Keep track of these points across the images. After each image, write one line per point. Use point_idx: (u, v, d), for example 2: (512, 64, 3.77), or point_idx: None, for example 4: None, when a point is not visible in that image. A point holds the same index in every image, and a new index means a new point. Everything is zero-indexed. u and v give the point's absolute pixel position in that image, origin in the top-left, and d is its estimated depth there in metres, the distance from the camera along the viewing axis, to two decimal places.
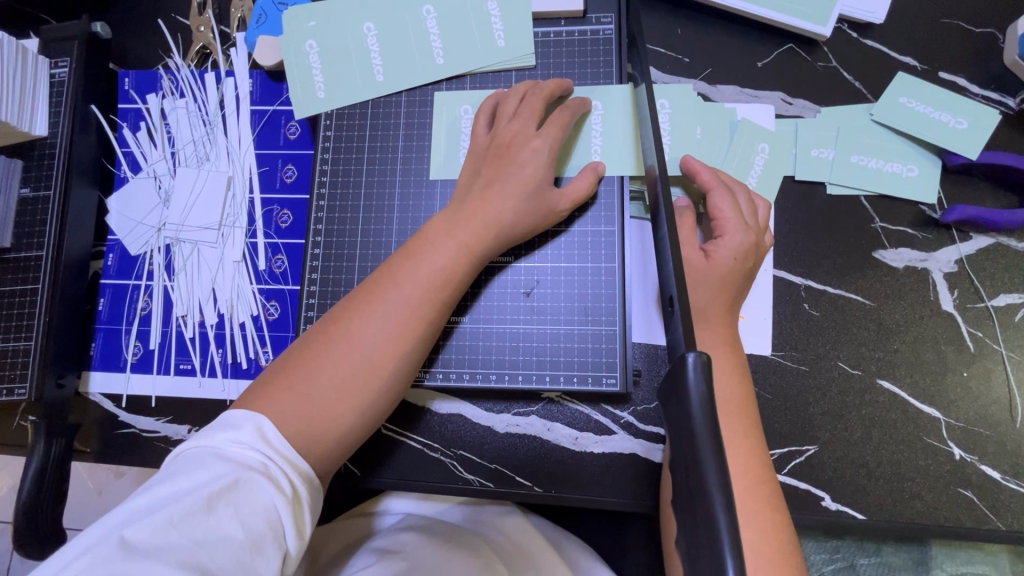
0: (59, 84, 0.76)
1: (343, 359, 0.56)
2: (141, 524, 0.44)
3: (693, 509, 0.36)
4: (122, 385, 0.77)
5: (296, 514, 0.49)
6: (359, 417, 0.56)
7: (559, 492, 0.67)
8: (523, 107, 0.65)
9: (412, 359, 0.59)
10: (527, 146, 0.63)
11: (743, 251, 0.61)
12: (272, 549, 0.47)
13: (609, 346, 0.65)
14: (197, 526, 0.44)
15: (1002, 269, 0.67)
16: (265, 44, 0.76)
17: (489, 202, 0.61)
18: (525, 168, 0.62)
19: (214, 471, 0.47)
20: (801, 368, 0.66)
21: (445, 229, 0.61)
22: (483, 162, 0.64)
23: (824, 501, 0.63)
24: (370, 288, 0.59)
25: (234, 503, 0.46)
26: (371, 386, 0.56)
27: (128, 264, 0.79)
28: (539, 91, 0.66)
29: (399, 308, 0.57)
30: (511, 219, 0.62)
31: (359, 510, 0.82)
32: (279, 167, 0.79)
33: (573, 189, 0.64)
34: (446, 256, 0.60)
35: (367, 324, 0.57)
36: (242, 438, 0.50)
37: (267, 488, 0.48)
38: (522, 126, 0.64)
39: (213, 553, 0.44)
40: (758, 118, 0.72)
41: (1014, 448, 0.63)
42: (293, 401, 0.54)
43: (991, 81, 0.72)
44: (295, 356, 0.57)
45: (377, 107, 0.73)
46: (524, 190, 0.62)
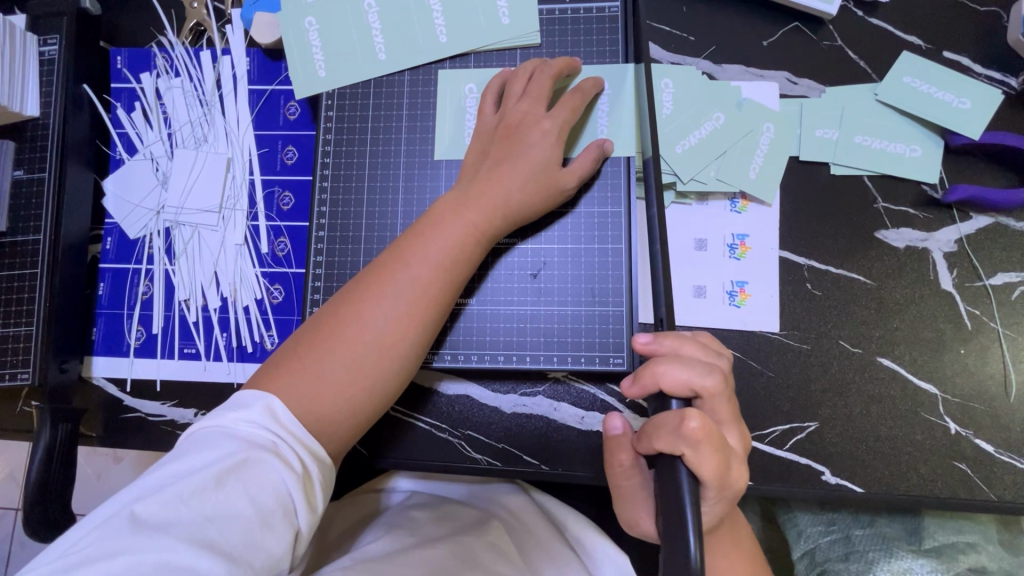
0: (49, 62, 0.73)
1: (355, 339, 0.56)
2: (152, 499, 0.44)
3: (666, 510, 0.44)
4: (127, 369, 0.76)
5: (306, 492, 0.49)
6: (369, 398, 0.57)
7: (564, 469, 0.69)
8: (532, 87, 0.64)
9: (421, 340, 0.59)
10: (536, 127, 0.63)
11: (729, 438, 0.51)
12: (283, 525, 0.46)
13: (616, 326, 0.65)
14: (206, 502, 0.44)
15: (1000, 248, 0.68)
16: (263, 21, 0.75)
17: (498, 183, 0.61)
18: (533, 149, 0.62)
19: (223, 449, 0.47)
20: (803, 347, 0.67)
21: (453, 210, 0.61)
22: (491, 144, 0.64)
23: (824, 475, 0.65)
24: (378, 269, 0.59)
25: (243, 479, 0.46)
26: (382, 366, 0.57)
27: (128, 248, 0.79)
28: (548, 69, 0.65)
29: (409, 289, 0.58)
30: (519, 199, 0.62)
31: (366, 488, 0.83)
32: (280, 148, 0.78)
33: (578, 168, 0.63)
34: (455, 235, 0.60)
35: (376, 305, 0.57)
36: (251, 416, 0.50)
37: (276, 466, 0.48)
38: (531, 107, 0.64)
39: (223, 529, 0.44)
40: (763, 98, 0.72)
41: (1006, 421, 0.65)
42: (303, 383, 0.54)
43: (994, 60, 0.72)
44: (307, 337, 0.57)
45: (380, 86, 0.72)
46: (532, 171, 0.62)
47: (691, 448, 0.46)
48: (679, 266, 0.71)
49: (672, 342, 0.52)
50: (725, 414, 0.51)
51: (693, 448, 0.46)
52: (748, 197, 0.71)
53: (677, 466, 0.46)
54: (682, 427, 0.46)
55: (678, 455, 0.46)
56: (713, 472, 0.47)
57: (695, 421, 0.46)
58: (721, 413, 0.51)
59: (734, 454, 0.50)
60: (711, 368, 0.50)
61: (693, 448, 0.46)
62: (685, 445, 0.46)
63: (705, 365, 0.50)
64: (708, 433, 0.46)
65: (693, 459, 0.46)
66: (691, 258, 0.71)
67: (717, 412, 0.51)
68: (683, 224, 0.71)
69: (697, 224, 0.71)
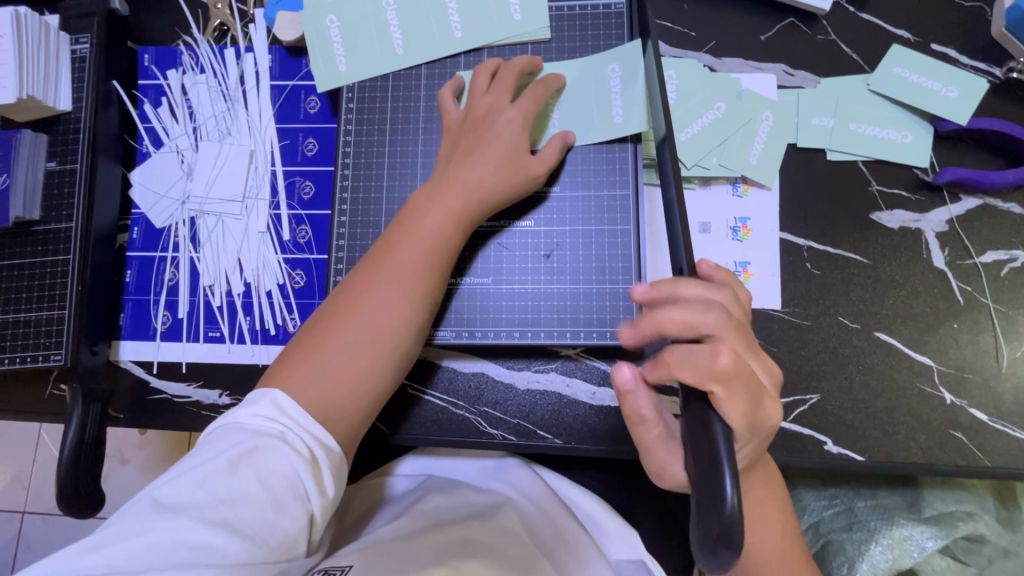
0: (80, 59, 0.77)
1: (351, 333, 0.61)
2: (169, 485, 0.49)
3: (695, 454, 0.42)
4: (153, 352, 0.79)
5: (316, 477, 0.53)
6: (368, 380, 0.61)
7: (577, 442, 0.71)
8: (498, 82, 0.68)
9: (414, 324, 0.63)
10: (501, 117, 0.66)
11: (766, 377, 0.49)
12: (294, 507, 0.51)
13: (626, 303, 0.68)
14: (220, 486, 0.49)
15: (990, 228, 0.72)
16: (285, 20, 0.78)
17: (467, 172, 0.65)
18: (498, 137, 0.66)
19: (235, 440, 0.52)
20: (804, 323, 0.71)
21: (429, 203, 0.65)
22: (459, 135, 0.68)
23: (826, 444, 0.68)
24: (369, 265, 0.64)
25: (254, 465, 0.50)
26: (379, 352, 0.61)
27: (154, 237, 0.82)
28: (511, 67, 0.69)
29: (395, 278, 0.62)
30: (492, 183, 0.65)
31: (382, 469, 0.86)
32: (301, 140, 0.81)
33: (543, 156, 0.67)
34: (433, 227, 0.64)
35: (368, 297, 0.62)
36: (260, 410, 0.55)
37: (284, 453, 0.52)
38: (495, 100, 0.67)
39: (238, 510, 0.49)
40: (761, 88, 0.76)
41: (998, 391, 0.68)
42: (307, 371, 0.59)
43: (979, 52, 0.76)
44: (308, 335, 0.62)
45: (398, 79, 0.75)
46: (501, 159, 0.65)
47: (721, 385, 0.43)
48: None
49: (653, 290, 0.48)
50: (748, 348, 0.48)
51: (725, 388, 0.43)
52: (749, 182, 0.74)
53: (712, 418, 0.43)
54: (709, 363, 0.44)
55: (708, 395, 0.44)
56: (742, 417, 0.44)
57: (725, 358, 0.44)
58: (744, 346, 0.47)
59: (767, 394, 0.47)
60: (711, 306, 0.46)
61: (725, 386, 0.43)
62: (717, 383, 0.43)
63: (704, 304, 0.47)
64: (737, 370, 0.44)
65: (724, 398, 0.43)
66: (695, 240, 0.74)
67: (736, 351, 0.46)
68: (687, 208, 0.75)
69: (701, 208, 0.75)
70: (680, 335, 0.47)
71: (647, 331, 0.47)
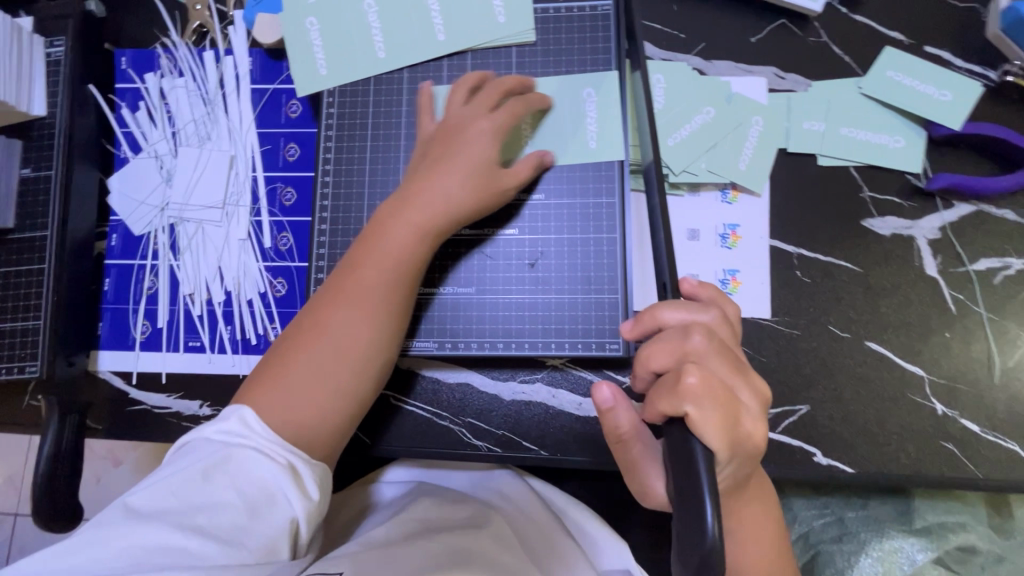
0: (55, 62, 0.75)
1: (316, 350, 0.59)
2: (146, 490, 0.50)
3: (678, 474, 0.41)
4: (132, 362, 0.77)
5: (297, 483, 0.51)
6: (338, 397, 0.59)
7: (563, 454, 0.70)
8: (478, 96, 0.66)
9: (382, 339, 0.61)
10: (472, 127, 0.64)
11: (756, 397, 0.46)
12: (269, 514, 0.49)
13: (612, 314, 0.67)
14: (195, 495, 0.49)
15: (983, 235, 0.70)
16: (265, 22, 0.77)
17: (433, 183, 0.62)
18: (467, 147, 0.63)
19: (209, 449, 0.51)
20: (794, 332, 0.69)
21: (396, 215, 0.62)
22: (431, 145, 0.66)
23: (816, 456, 0.67)
24: (336, 281, 0.62)
25: (227, 474, 0.50)
26: (347, 369, 0.59)
27: (133, 244, 0.80)
28: (495, 86, 0.67)
29: (361, 294, 0.61)
30: (459, 194, 0.62)
31: (368, 478, 0.84)
32: (282, 145, 0.80)
33: (517, 170, 0.65)
34: (398, 240, 0.62)
35: (335, 313, 0.60)
36: (230, 424, 0.53)
37: (256, 460, 0.51)
38: (470, 112, 0.66)
39: (213, 517, 0.49)
40: (751, 91, 0.74)
41: (991, 402, 0.67)
42: (272, 391, 0.57)
43: (974, 54, 0.74)
44: (276, 353, 0.60)
45: (380, 83, 0.74)
46: (471, 169, 0.63)
47: (692, 405, 0.42)
48: None
49: (646, 317, 0.48)
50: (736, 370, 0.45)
51: (697, 405, 0.42)
52: (739, 188, 0.73)
53: (689, 439, 0.41)
54: (679, 383, 0.43)
55: (682, 417, 0.42)
56: (721, 438, 0.42)
57: (694, 377, 0.43)
58: (732, 368, 0.45)
59: (753, 414, 0.45)
60: (690, 328, 0.45)
61: (697, 405, 0.42)
62: (688, 403, 0.42)
63: (684, 328, 0.46)
64: (709, 387, 0.43)
65: (696, 418, 0.41)
66: (684, 247, 0.73)
67: (718, 373, 0.44)
68: (676, 215, 0.74)
69: (689, 214, 0.73)
70: (660, 362, 0.46)
71: (636, 366, 0.48)
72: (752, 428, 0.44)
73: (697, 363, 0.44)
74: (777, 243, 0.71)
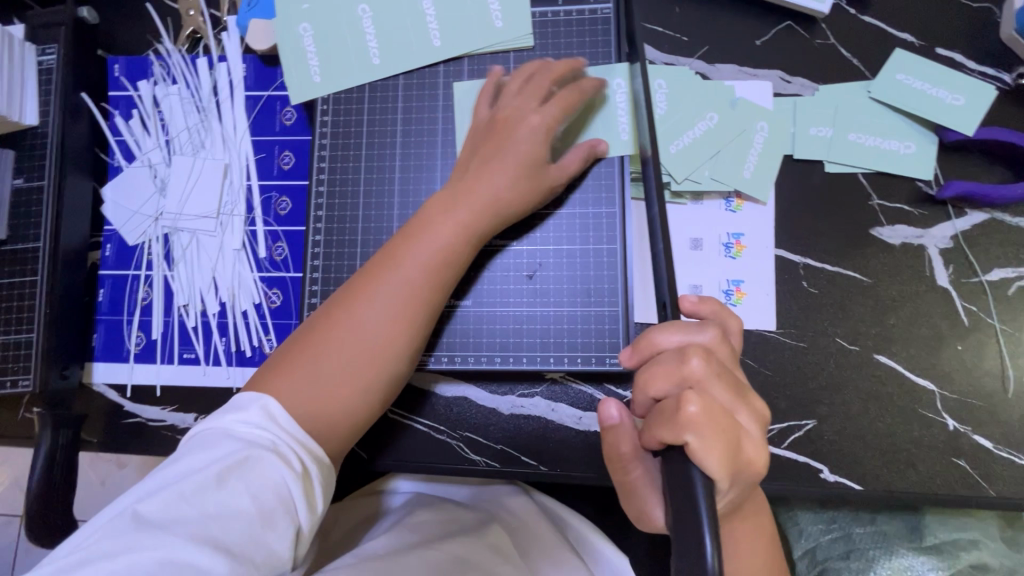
0: (47, 71, 0.74)
1: (346, 342, 0.55)
2: (152, 498, 0.43)
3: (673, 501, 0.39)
4: (126, 375, 0.77)
5: (306, 488, 0.47)
6: (362, 398, 0.55)
7: (562, 470, 0.69)
8: (529, 86, 0.64)
9: (414, 341, 0.59)
10: (525, 123, 0.61)
11: (756, 420, 0.44)
12: (286, 523, 0.45)
13: (612, 327, 0.65)
14: (208, 500, 0.43)
15: (996, 244, 0.68)
16: (257, 28, 0.75)
17: (485, 181, 0.61)
18: (520, 144, 0.61)
19: (224, 448, 0.46)
20: (800, 345, 0.67)
21: (442, 211, 0.60)
22: (481, 140, 0.64)
23: (823, 473, 0.65)
24: (370, 273, 0.58)
25: (245, 478, 0.44)
26: (376, 369, 0.56)
27: (127, 254, 0.79)
28: (547, 73, 0.64)
29: (399, 290, 0.57)
30: (507, 195, 0.61)
31: (365, 490, 0.83)
32: (276, 154, 0.79)
33: (564, 166, 0.64)
34: (444, 238, 0.59)
35: (367, 305, 0.56)
36: (249, 418, 0.48)
37: (275, 463, 0.46)
38: (523, 104, 0.63)
39: (225, 527, 0.43)
40: (756, 96, 0.72)
41: (1005, 417, 0.65)
42: (296, 386, 0.52)
43: (987, 56, 0.72)
44: (301, 340, 0.56)
45: (375, 90, 0.72)
46: (520, 168, 0.61)
47: (694, 435, 0.40)
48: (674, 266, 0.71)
49: (642, 343, 0.46)
50: (737, 395, 0.43)
51: (698, 435, 0.40)
52: (743, 196, 0.71)
53: (689, 466, 0.40)
54: (680, 413, 0.41)
55: (683, 446, 0.40)
56: (724, 466, 0.40)
57: (694, 405, 0.41)
58: (732, 392, 0.43)
59: (753, 438, 0.43)
60: (688, 352, 0.43)
61: (698, 435, 0.40)
62: (688, 432, 0.40)
63: (681, 352, 0.44)
64: (710, 415, 0.41)
65: (699, 448, 0.40)
66: (686, 256, 0.71)
67: (718, 398, 0.42)
68: (678, 224, 0.72)
69: (692, 223, 0.71)
70: (659, 388, 0.44)
71: (635, 392, 0.46)
72: (752, 454, 0.43)
73: (697, 390, 0.42)
74: (781, 254, 0.70)
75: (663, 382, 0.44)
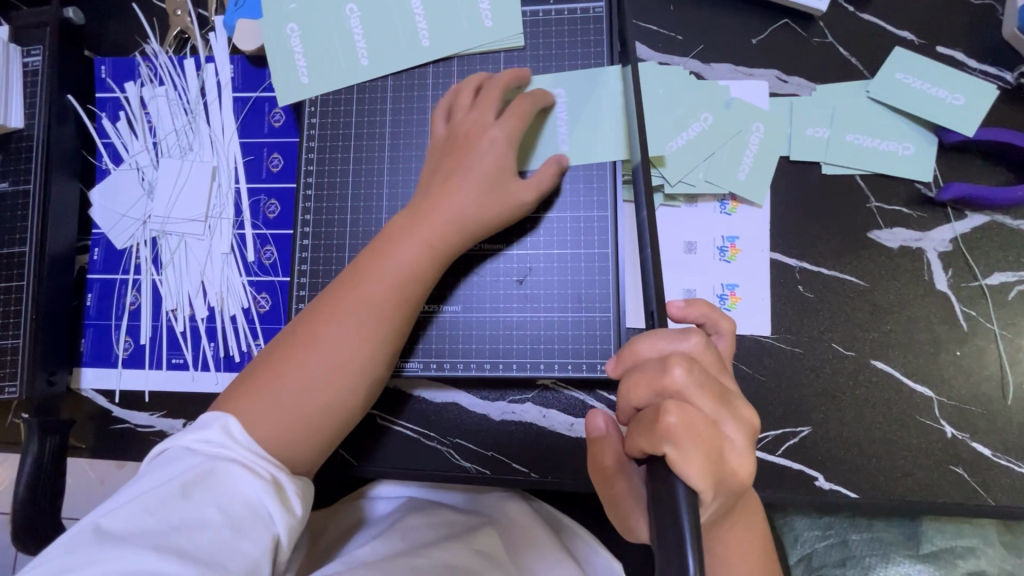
0: (33, 73, 0.73)
1: (311, 361, 0.54)
2: (118, 511, 0.43)
3: (656, 515, 0.38)
4: (115, 380, 0.76)
5: (280, 498, 0.47)
6: (325, 418, 0.54)
7: (554, 477, 0.68)
8: (483, 97, 0.63)
9: (380, 359, 0.57)
10: (485, 137, 0.61)
11: (744, 429, 0.43)
12: (257, 531, 0.44)
13: (603, 333, 0.64)
14: (174, 511, 0.43)
15: (997, 248, 0.67)
16: (244, 28, 0.74)
17: (451, 196, 0.59)
18: (483, 158, 0.61)
19: (189, 462, 0.46)
20: (795, 350, 0.66)
21: (408, 226, 0.59)
22: (443, 155, 0.62)
23: (818, 480, 0.64)
24: (336, 290, 0.57)
25: (211, 488, 0.44)
26: (340, 388, 0.54)
27: (115, 258, 0.78)
28: (495, 82, 0.64)
29: (366, 308, 0.56)
30: (475, 211, 0.60)
31: (356, 494, 0.81)
32: (265, 156, 0.77)
33: (536, 181, 0.63)
34: (411, 253, 0.58)
35: (333, 323, 0.55)
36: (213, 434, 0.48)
37: (245, 474, 0.46)
38: (479, 117, 0.62)
39: (193, 537, 0.42)
40: (752, 96, 0.71)
41: (1004, 424, 0.64)
42: (256, 407, 0.51)
43: (989, 55, 0.70)
44: (265, 361, 0.55)
45: (363, 92, 0.71)
46: (487, 183, 0.60)
47: (672, 446, 0.39)
48: (668, 270, 0.70)
49: (625, 351, 0.45)
50: (723, 403, 0.42)
51: (677, 446, 0.39)
52: (738, 199, 0.70)
53: (672, 480, 0.39)
54: (658, 423, 0.40)
55: (662, 457, 0.40)
56: (705, 477, 0.39)
57: (673, 416, 0.40)
58: (717, 402, 0.42)
59: (738, 449, 0.42)
60: (669, 361, 0.42)
61: (677, 446, 0.39)
62: (666, 444, 0.39)
63: (662, 361, 0.42)
64: (689, 425, 0.40)
65: (677, 460, 0.39)
66: (680, 260, 0.70)
67: (701, 408, 0.41)
68: (672, 227, 0.70)
69: (686, 226, 0.70)
70: (640, 397, 0.43)
71: (618, 400, 0.45)
72: (737, 464, 0.42)
73: (678, 400, 0.41)
74: (777, 257, 0.68)
75: (644, 390, 0.43)
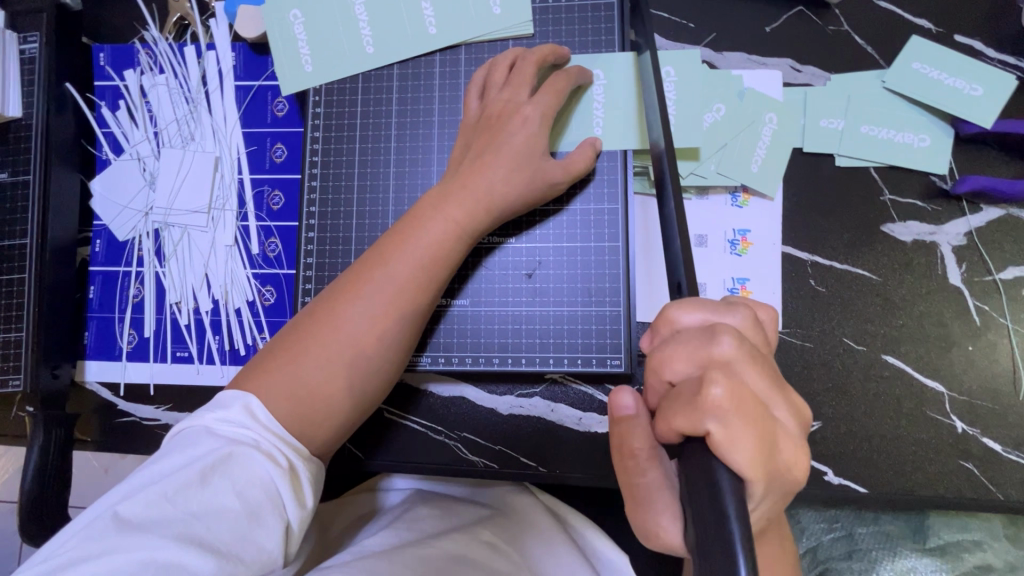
0: (29, 60, 0.71)
1: (331, 340, 0.53)
2: (134, 498, 0.42)
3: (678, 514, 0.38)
4: (119, 373, 0.76)
5: (294, 488, 0.47)
6: (348, 397, 0.53)
7: (562, 471, 0.67)
8: (515, 74, 0.61)
9: (402, 340, 0.56)
10: (516, 116, 0.60)
11: (794, 413, 0.41)
12: (272, 520, 0.44)
13: (614, 328, 0.64)
14: (192, 498, 0.42)
15: (1011, 242, 0.66)
16: (246, 15, 0.72)
17: (481, 173, 0.58)
18: (514, 137, 0.59)
19: (206, 446, 0.45)
20: (806, 344, 0.66)
21: (434, 206, 0.58)
22: (475, 134, 0.61)
23: (827, 475, 0.64)
24: (359, 269, 0.56)
25: (229, 475, 0.43)
26: (361, 368, 0.54)
27: (117, 250, 0.77)
28: (530, 56, 0.62)
29: (388, 287, 0.55)
30: (503, 192, 0.58)
31: (363, 486, 0.81)
32: (268, 146, 0.76)
33: (572, 162, 0.61)
34: (435, 235, 0.57)
35: (354, 303, 0.54)
36: (231, 417, 0.48)
37: (261, 461, 0.45)
38: (512, 95, 0.61)
39: (210, 525, 0.42)
40: (766, 85, 0.69)
41: (1015, 419, 0.63)
42: (279, 384, 0.51)
43: (1007, 44, 0.69)
44: (286, 338, 0.54)
45: (368, 81, 0.69)
46: (518, 162, 0.59)
47: (716, 420, 0.38)
48: None
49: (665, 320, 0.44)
50: (771, 385, 0.40)
51: (721, 420, 0.38)
52: (750, 191, 0.69)
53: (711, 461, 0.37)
54: (702, 395, 0.38)
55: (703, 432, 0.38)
56: (752, 455, 0.38)
57: (719, 388, 0.38)
58: (767, 381, 0.40)
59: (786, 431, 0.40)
60: (718, 331, 0.40)
61: (721, 420, 0.38)
62: (710, 418, 0.38)
63: (711, 331, 0.41)
64: (738, 399, 0.38)
65: (720, 435, 0.37)
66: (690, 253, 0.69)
67: (749, 384, 0.40)
68: None
69: (697, 219, 0.69)
70: (679, 368, 0.42)
71: (652, 375, 0.44)
72: (784, 447, 0.40)
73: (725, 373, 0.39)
74: (789, 250, 0.67)
75: (685, 363, 0.41)
